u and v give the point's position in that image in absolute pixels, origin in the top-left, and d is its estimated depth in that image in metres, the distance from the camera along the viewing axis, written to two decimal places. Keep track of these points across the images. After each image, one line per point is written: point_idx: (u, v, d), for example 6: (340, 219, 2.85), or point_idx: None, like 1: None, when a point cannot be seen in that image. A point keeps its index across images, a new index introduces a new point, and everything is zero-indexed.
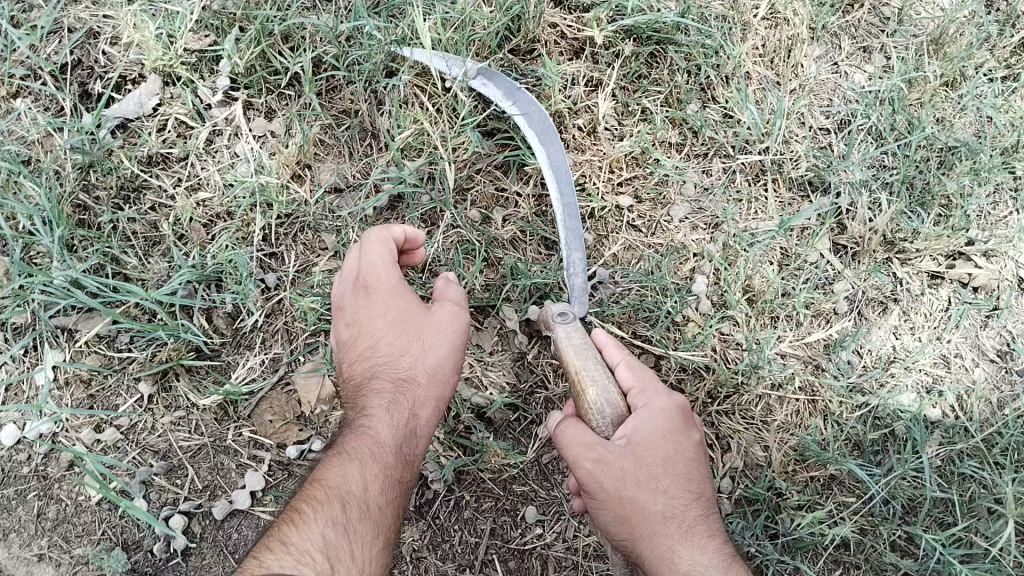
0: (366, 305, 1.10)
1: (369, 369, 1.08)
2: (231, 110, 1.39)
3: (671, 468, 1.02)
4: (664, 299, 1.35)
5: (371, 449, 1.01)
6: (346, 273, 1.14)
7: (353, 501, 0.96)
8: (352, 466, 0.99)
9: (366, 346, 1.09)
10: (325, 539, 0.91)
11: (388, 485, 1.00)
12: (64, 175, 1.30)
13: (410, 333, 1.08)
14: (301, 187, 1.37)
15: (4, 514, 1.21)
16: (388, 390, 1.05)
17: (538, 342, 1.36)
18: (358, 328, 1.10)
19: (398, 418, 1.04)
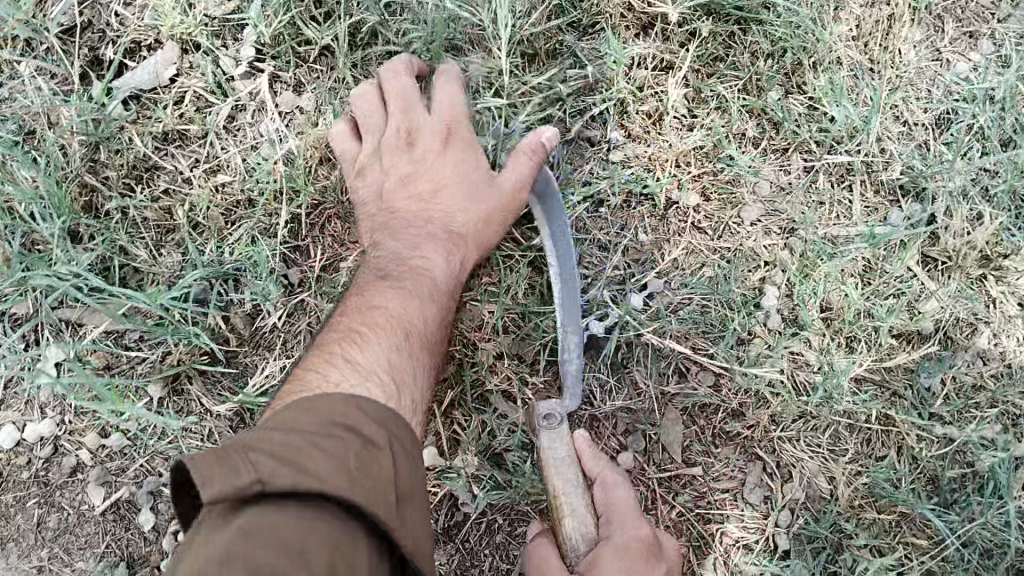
0: (440, 148, 1.14)
1: (425, 211, 1.12)
2: (256, 82, 1.24)
3: None
4: (730, 315, 1.24)
5: (430, 284, 1.07)
6: (416, 107, 1.15)
7: (415, 334, 1.02)
8: (412, 299, 1.04)
9: (427, 190, 1.13)
10: (388, 359, 0.96)
11: (439, 320, 1.07)
12: (70, 154, 1.18)
13: (475, 191, 1.13)
14: (333, 171, 1.23)
15: (4, 521, 1.15)
16: (443, 238, 1.11)
17: (587, 357, 1.25)
18: (422, 167, 1.14)
19: (452, 260, 1.10)
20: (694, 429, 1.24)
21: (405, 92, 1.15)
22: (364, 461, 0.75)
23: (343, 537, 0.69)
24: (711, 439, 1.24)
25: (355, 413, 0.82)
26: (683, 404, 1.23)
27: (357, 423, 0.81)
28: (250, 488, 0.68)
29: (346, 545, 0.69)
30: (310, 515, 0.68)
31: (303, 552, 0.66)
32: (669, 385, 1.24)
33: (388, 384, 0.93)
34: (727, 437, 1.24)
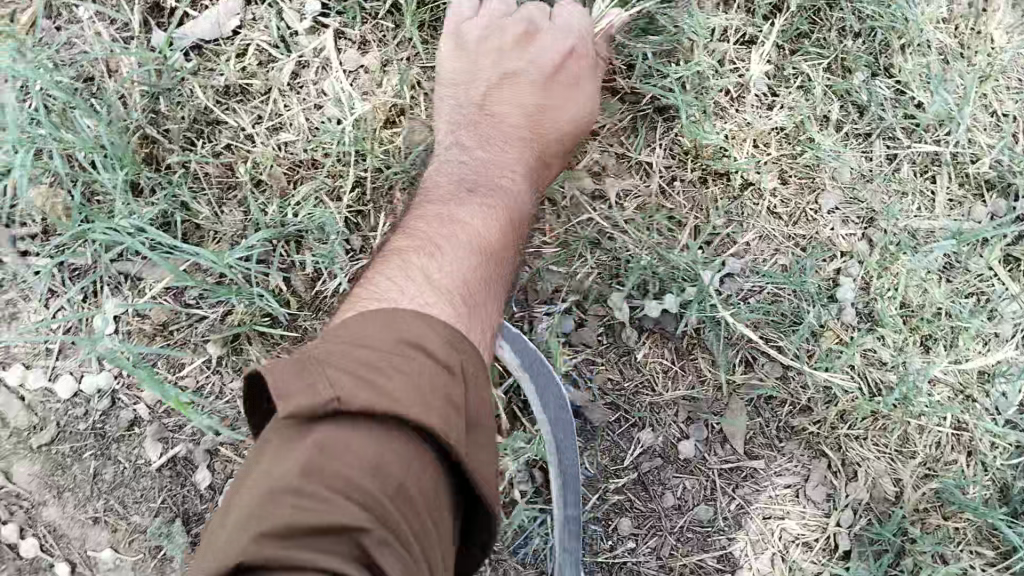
0: (554, 67, 1.17)
1: (519, 125, 1.16)
2: (320, 39, 1.21)
3: None
4: (807, 307, 1.21)
5: (511, 203, 1.07)
6: (534, 27, 1.18)
7: (495, 249, 1.02)
8: (491, 213, 1.03)
9: (531, 107, 1.17)
10: (466, 267, 0.94)
11: (517, 237, 1.06)
12: (131, 105, 1.16)
13: (570, 116, 1.16)
14: (397, 135, 1.20)
15: (59, 471, 1.15)
16: (529, 156, 1.14)
17: (650, 339, 1.22)
18: (524, 84, 1.18)
19: (532, 177, 1.13)
20: (759, 421, 1.22)
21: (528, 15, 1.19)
22: (436, 377, 0.73)
23: (416, 458, 0.69)
24: (775, 432, 1.22)
25: (427, 325, 0.79)
26: (749, 396, 1.21)
27: (431, 337, 0.77)
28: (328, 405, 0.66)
29: (419, 466, 0.69)
30: (383, 430, 0.68)
31: (374, 475, 0.66)
32: (736, 375, 1.21)
33: (464, 290, 0.91)
34: (792, 431, 1.21)
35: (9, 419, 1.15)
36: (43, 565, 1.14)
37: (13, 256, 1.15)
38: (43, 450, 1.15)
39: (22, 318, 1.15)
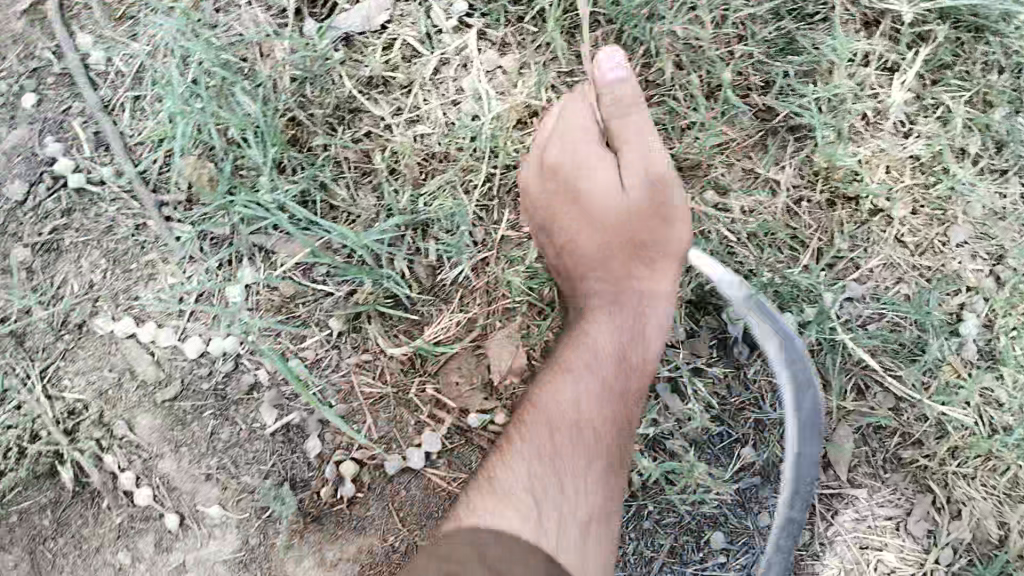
0: (617, 149, 1.09)
1: (590, 243, 1.10)
2: (464, 38, 1.23)
3: None
4: (929, 338, 1.19)
5: (602, 377, 1.06)
6: (583, 121, 1.12)
7: (561, 421, 1.04)
8: (568, 394, 1.05)
9: (607, 216, 1.09)
10: (529, 476, 1.00)
11: (603, 420, 1.05)
12: (282, 88, 1.20)
13: (649, 211, 1.08)
14: (526, 133, 1.22)
15: (179, 426, 1.21)
16: (612, 291, 1.09)
17: (759, 357, 1.21)
18: (596, 192, 1.09)
19: (625, 298, 1.09)
20: (866, 449, 1.20)
21: (582, 114, 1.12)
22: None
23: None
24: (881, 463, 1.20)
25: (471, 550, 0.90)
26: (857, 422, 1.20)
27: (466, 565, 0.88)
28: None
29: None
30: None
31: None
32: (847, 402, 1.20)
33: (528, 510, 0.97)
34: (898, 463, 1.20)
35: (138, 372, 1.20)
36: (154, 514, 1.20)
37: (157, 219, 1.21)
38: (166, 405, 1.21)
39: (159, 280, 1.21)
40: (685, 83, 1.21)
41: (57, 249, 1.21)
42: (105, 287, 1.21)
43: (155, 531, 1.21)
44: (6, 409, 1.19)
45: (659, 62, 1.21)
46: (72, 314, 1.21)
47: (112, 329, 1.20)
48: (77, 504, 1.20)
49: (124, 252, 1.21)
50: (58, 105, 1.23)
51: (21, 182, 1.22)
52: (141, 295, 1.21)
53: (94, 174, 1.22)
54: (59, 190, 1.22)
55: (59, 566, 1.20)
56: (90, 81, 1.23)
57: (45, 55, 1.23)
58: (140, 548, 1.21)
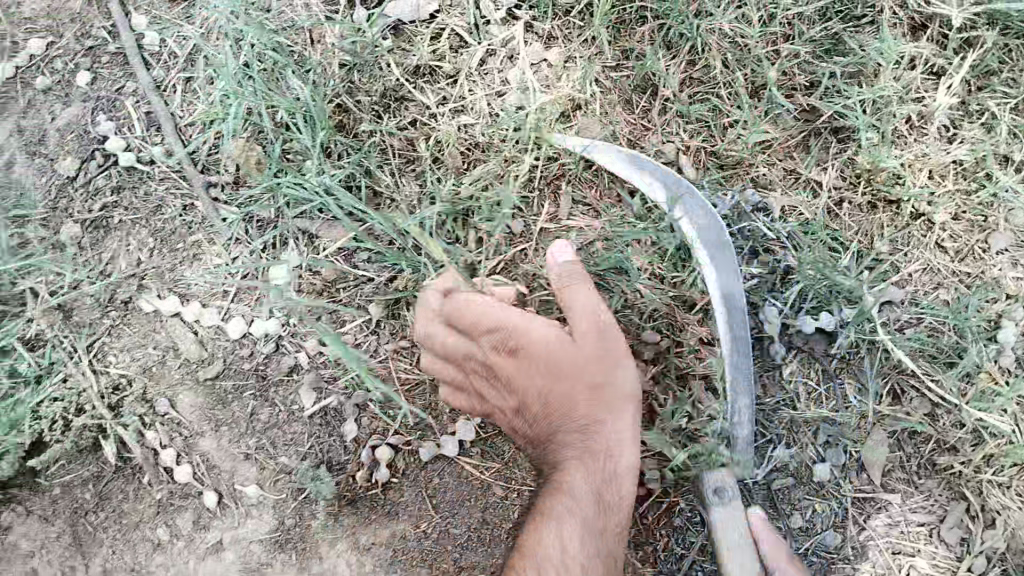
0: (530, 353, 1.09)
1: (538, 387, 1.09)
2: (511, 30, 1.25)
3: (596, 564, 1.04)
4: (965, 343, 1.18)
5: (582, 518, 1.05)
6: (496, 311, 1.11)
7: (552, 564, 1.02)
8: (553, 535, 1.04)
9: (544, 381, 1.09)
10: None
11: (587, 547, 1.04)
12: (331, 74, 1.23)
13: (596, 356, 1.09)
14: (568, 129, 1.24)
15: (220, 406, 1.24)
16: (579, 439, 1.08)
17: (796, 355, 1.21)
18: (532, 355, 1.09)
19: (586, 426, 1.08)
20: (900, 454, 1.20)
21: (492, 311, 1.11)
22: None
23: None
24: (916, 468, 1.20)
25: None
26: (892, 427, 1.20)
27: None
28: None
29: None
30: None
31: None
32: (883, 406, 1.20)
33: None
34: (933, 469, 1.20)
35: (181, 351, 1.24)
36: (193, 492, 1.23)
37: (204, 199, 1.24)
38: (208, 383, 1.24)
39: (205, 260, 1.25)
40: (730, 82, 1.22)
41: (106, 227, 1.25)
42: (153, 266, 1.25)
43: (194, 509, 1.23)
44: (52, 381, 1.22)
45: (705, 60, 1.23)
46: (118, 293, 1.24)
47: (158, 307, 1.24)
48: (118, 480, 1.23)
49: (172, 233, 1.25)
50: (112, 85, 1.27)
51: (73, 159, 1.26)
52: (188, 276, 1.24)
53: (145, 153, 1.26)
54: (111, 168, 1.26)
55: (99, 541, 1.23)
56: (144, 61, 1.27)
57: (101, 35, 1.27)
58: (179, 525, 1.23)
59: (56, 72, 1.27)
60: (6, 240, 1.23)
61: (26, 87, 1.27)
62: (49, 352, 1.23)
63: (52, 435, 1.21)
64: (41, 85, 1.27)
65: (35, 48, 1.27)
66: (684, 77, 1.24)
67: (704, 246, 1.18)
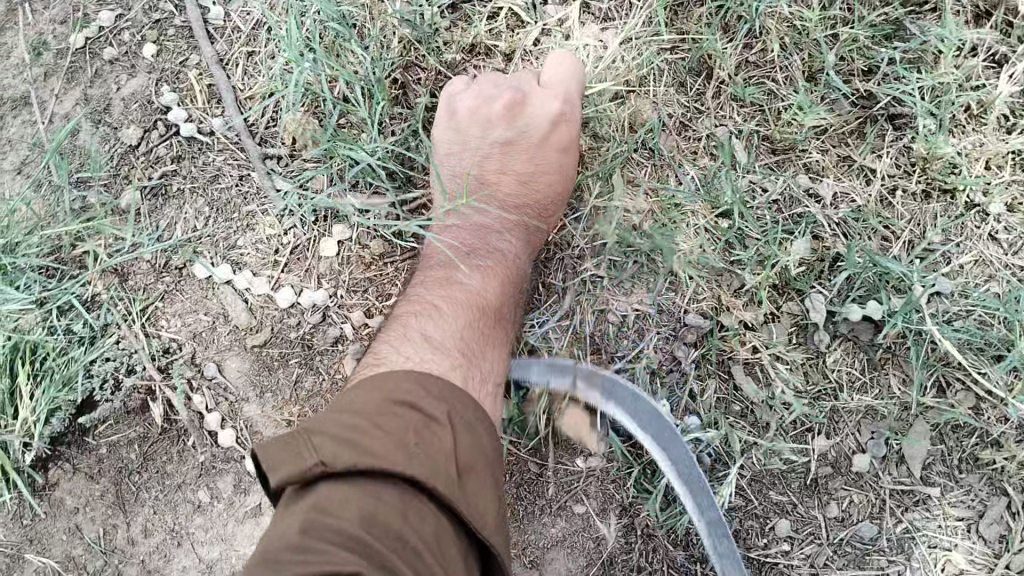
0: (560, 150, 1.19)
1: (534, 170, 1.20)
2: (568, 10, 1.25)
3: (501, 321, 1.13)
4: (1017, 337, 1.16)
5: (513, 281, 1.16)
6: (569, 94, 1.19)
7: (486, 305, 1.11)
8: (480, 274, 1.14)
9: (546, 160, 1.19)
10: (457, 334, 1.06)
11: (507, 293, 1.14)
12: (389, 47, 1.24)
13: (567, 186, 1.20)
14: (622, 110, 1.24)
15: (266, 372, 1.25)
16: (527, 221, 1.20)
17: (841, 343, 1.21)
18: (561, 145, 1.19)
19: (529, 229, 1.20)
20: (941, 448, 1.19)
21: (566, 93, 1.19)
22: (423, 433, 0.85)
23: (432, 521, 0.80)
24: (956, 462, 1.19)
25: (428, 397, 0.90)
26: (936, 420, 1.19)
27: (422, 398, 0.89)
28: (313, 469, 0.78)
29: (434, 535, 0.79)
30: (375, 481, 0.79)
31: (374, 517, 0.77)
32: (927, 396, 1.19)
33: (458, 364, 1.01)
34: (975, 464, 1.19)
35: (231, 317, 1.25)
36: (235, 456, 1.25)
37: (259, 171, 1.25)
38: (256, 350, 1.25)
39: (257, 230, 1.26)
40: (786, 65, 1.22)
41: (164, 195, 1.27)
42: (207, 232, 1.26)
43: (235, 473, 1.25)
44: (106, 342, 1.24)
45: (763, 44, 1.22)
46: (172, 259, 1.26)
47: (211, 273, 1.25)
48: (163, 441, 1.25)
49: (226, 201, 1.26)
50: (176, 57, 1.29)
51: (136, 127, 1.27)
52: (238, 244, 1.26)
53: (204, 124, 1.27)
54: (171, 138, 1.27)
55: (141, 500, 1.25)
56: (209, 35, 1.28)
57: (167, 8, 1.29)
58: (220, 488, 1.25)
59: (123, 44, 1.29)
60: (69, 204, 1.26)
61: (95, 57, 1.29)
62: (106, 313, 1.25)
63: (103, 395, 1.23)
64: (109, 56, 1.29)
65: (106, 20, 1.29)
66: (741, 59, 1.23)
67: (630, 419, 1.19)
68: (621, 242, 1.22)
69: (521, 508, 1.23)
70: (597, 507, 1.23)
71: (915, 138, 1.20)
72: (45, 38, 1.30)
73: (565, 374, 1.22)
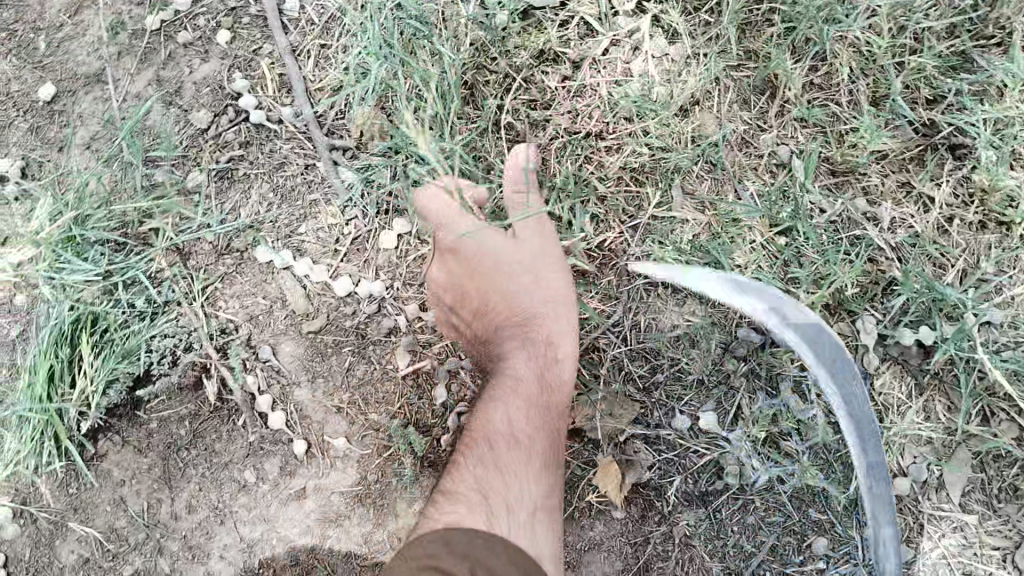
0: (506, 241, 1.17)
1: (494, 270, 1.18)
2: (638, 22, 1.27)
3: (527, 450, 1.11)
4: None
5: (525, 396, 1.12)
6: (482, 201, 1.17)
7: (500, 441, 1.11)
8: (490, 411, 1.12)
9: (501, 260, 1.17)
10: (474, 484, 1.08)
11: (528, 419, 1.12)
12: (461, 46, 1.25)
13: (534, 264, 1.17)
14: (685, 122, 1.25)
15: (319, 358, 1.28)
16: (517, 331, 1.17)
17: (890, 366, 1.22)
18: (506, 244, 1.17)
19: (525, 340, 1.15)
20: (982, 477, 1.20)
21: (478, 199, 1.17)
22: None
23: None
24: (996, 492, 1.20)
25: (450, 555, 0.98)
26: (978, 449, 1.20)
27: (443, 559, 0.97)
28: None
29: None
30: None
31: None
32: (971, 424, 1.20)
33: (476, 517, 1.04)
34: (1014, 495, 1.20)
35: (289, 302, 1.28)
36: (283, 439, 1.27)
37: (325, 159, 1.28)
38: (310, 336, 1.28)
39: (319, 218, 1.29)
40: (851, 90, 1.23)
41: (230, 179, 1.29)
42: (270, 218, 1.29)
43: (282, 455, 1.27)
44: (166, 318, 1.26)
45: (830, 66, 1.24)
46: (233, 241, 1.29)
47: (273, 258, 1.28)
48: (214, 420, 1.27)
49: (291, 189, 1.29)
50: (249, 45, 1.31)
51: (206, 111, 1.30)
52: (300, 231, 1.29)
53: (274, 113, 1.30)
54: (240, 123, 1.30)
55: (188, 476, 1.26)
56: (283, 26, 1.30)
57: None
58: (266, 469, 1.27)
59: (198, 29, 1.31)
60: (139, 179, 1.27)
61: (169, 40, 1.31)
62: (168, 290, 1.27)
63: (160, 368, 1.25)
64: (183, 39, 1.31)
65: (182, 4, 1.31)
66: (806, 81, 1.24)
67: (818, 366, 1.20)
68: (678, 257, 1.24)
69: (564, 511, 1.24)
70: (637, 513, 1.23)
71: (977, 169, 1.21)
72: (122, 18, 1.31)
73: (720, 279, 1.21)
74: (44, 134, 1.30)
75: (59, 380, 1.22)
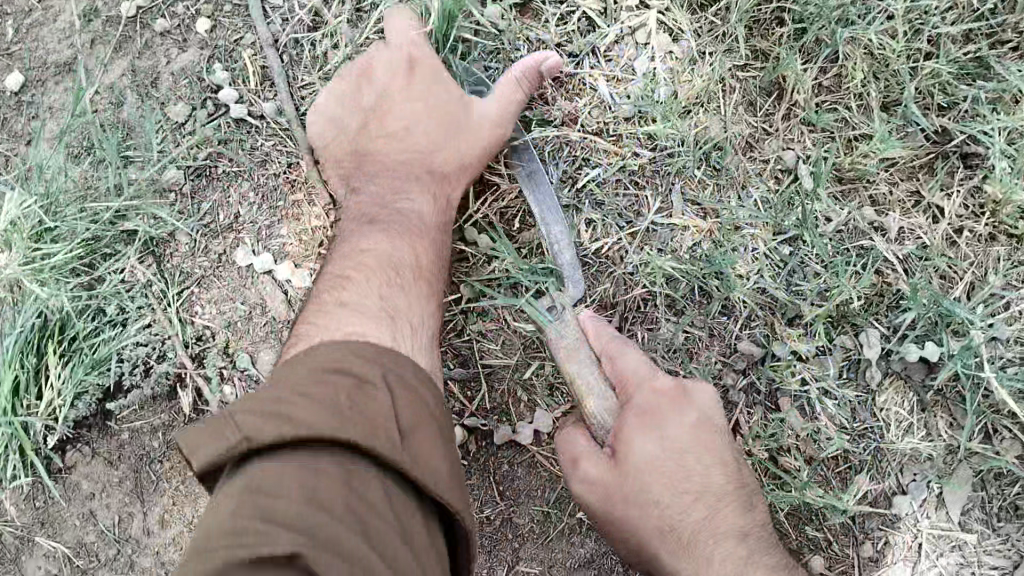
0: (457, 99, 1.17)
1: (427, 113, 1.17)
2: (643, 17, 1.22)
3: (419, 277, 1.09)
4: None
5: (426, 237, 1.13)
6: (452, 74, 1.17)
7: (401, 265, 1.08)
8: (382, 234, 1.11)
9: (437, 107, 1.17)
10: (376, 290, 1.05)
11: (424, 250, 1.11)
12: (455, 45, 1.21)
13: (462, 130, 1.16)
14: (686, 124, 1.20)
15: None
16: (420, 171, 1.17)
17: (895, 381, 1.17)
18: (449, 98, 1.17)
19: (432, 186, 1.16)
20: (982, 495, 1.16)
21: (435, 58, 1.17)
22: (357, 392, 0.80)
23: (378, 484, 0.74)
24: (996, 510, 1.15)
25: (360, 364, 0.86)
26: (980, 466, 1.15)
27: (347, 364, 0.85)
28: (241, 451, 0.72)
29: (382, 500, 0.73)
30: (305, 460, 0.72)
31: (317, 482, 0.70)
32: (975, 442, 1.15)
33: (375, 322, 0.99)
34: (1016, 514, 1.15)
35: (269, 308, 1.22)
36: None
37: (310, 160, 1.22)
38: None
39: (303, 219, 1.23)
40: (863, 93, 1.19)
41: (208, 177, 1.23)
42: (251, 220, 1.23)
43: None
44: (137, 326, 1.19)
45: (840, 69, 1.20)
46: (212, 243, 1.23)
47: (252, 262, 1.22)
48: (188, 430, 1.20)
49: (274, 189, 1.23)
50: (231, 35, 1.25)
51: (183, 104, 1.24)
52: (281, 233, 1.23)
53: (255, 108, 1.23)
54: (219, 118, 1.23)
55: (160, 489, 1.20)
56: (263, 13, 1.24)
57: None
58: None
59: (176, 16, 1.25)
60: (111, 177, 1.20)
61: (146, 28, 1.25)
62: (138, 295, 1.20)
63: (132, 379, 1.19)
64: (159, 28, 1.25)
65: None
66: (816, 83, 1.20)
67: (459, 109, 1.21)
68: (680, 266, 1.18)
69: (553, 528, 1.19)
70: None
71: (988, 178, 1.17)
72: (95, 5, 1.26)
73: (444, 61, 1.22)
74: (11, 126, 1.25)
75: (25, 391, 1.16)
